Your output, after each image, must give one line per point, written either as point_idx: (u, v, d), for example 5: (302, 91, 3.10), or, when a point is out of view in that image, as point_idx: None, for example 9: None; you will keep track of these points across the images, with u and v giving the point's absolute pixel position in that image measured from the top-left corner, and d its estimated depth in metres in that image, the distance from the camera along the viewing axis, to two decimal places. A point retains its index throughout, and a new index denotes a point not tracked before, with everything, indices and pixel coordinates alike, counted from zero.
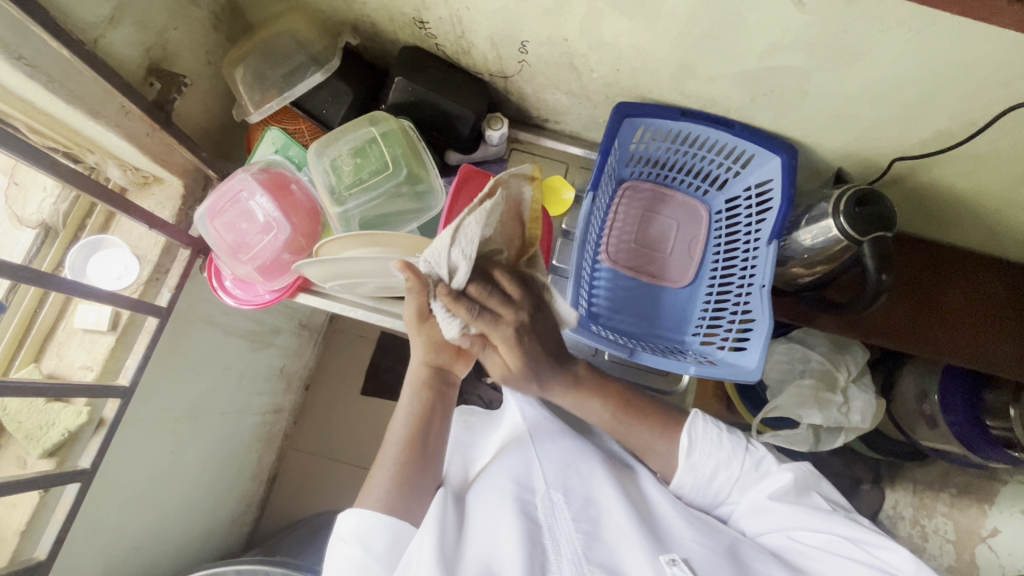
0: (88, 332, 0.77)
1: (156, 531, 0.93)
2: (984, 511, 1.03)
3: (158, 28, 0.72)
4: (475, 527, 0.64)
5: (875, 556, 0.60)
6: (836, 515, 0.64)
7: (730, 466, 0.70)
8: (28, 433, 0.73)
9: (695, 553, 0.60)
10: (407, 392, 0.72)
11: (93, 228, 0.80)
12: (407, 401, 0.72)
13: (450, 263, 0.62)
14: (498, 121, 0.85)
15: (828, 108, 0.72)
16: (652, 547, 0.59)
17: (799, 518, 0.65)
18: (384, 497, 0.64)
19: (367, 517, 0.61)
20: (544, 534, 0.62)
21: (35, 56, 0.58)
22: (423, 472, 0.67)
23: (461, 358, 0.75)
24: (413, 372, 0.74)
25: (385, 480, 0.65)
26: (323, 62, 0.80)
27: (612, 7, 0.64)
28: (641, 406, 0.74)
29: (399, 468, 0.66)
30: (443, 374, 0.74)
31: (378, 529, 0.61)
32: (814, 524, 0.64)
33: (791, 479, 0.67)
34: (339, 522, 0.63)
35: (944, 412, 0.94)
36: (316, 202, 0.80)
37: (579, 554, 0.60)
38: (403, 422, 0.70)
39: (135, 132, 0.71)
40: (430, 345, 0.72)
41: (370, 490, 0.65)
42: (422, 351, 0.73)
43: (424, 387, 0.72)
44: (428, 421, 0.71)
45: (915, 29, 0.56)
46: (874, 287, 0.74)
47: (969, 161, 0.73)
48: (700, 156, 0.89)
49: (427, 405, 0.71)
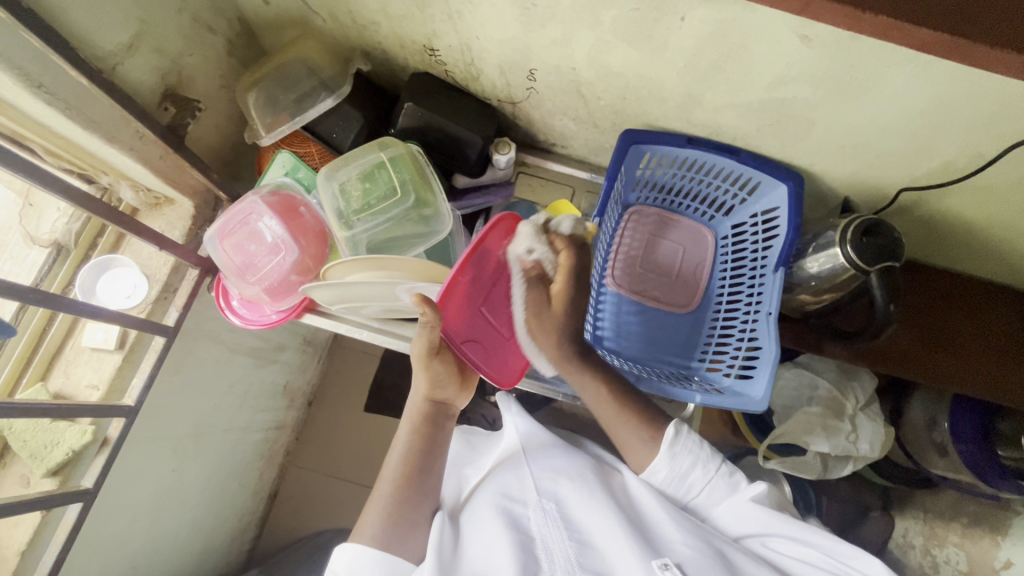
0: (95, 351, 0.78)
1: (154, 550, 0.93)
2: (997, 541, 1.00)
3: (174, 55, 0.74)
4: (469, 539, 0.64)
5: (851, 566, 0.59)
6: (817, 528, 0.63)
7: (707, 466, 0.68)
8: (32, 452, 0.73)
9: (688, 558, 0.58)
10: (405, 426, 0.71)
11: (104, 248, 0.81)
12: (405, 434, 0.71)
13: (530, 238, 0.70)
14: (506, 145, 0.86)
15: (834, 139, 0.72)
16: (644, 552, 0.57)
17: (776, 526, 0.64)
18: (379, 534, 0.63)
19: (361, 556, 0.60)
20: (536, 545, 0.61)
21: (55, 84, 0.59)
22: (417, 504, 0.66)
23: (461, 392, 0.74)
24: (414, 404, 0.72)
25: (378, 517, 0.64)
26: (335, 88, 0.82)
27: (619, 39, 0.65)
28: (636, 403, 0.73)
29: (392, 503, 0.65)
30: (444, 408, 0.73)
31: (370, 564, 0.60)
32: (794, 533, 0.63)
33: (765, 488, 0.67)
34: (334, 558, 0.62)
35: (954, 440, 0.92)
36: (324, 225, 0.81)
37: (570, 562, 0.59)
38: (399, 456, 0.69)
39: (148, 156, 0.73)
40: (433, 381, 0.71)
41: (365, 526, 0.64)
42: (423, 387, 0.71)
43: (425, 422, 0.71)
44: (425, 454, 0.69)
45: (920, 66, 0.56)
46: (883, 314, 0.72)
47: (977, 192, 0.73)
48: (707, 182, 0.89)
49: (424, 439, 0.70)
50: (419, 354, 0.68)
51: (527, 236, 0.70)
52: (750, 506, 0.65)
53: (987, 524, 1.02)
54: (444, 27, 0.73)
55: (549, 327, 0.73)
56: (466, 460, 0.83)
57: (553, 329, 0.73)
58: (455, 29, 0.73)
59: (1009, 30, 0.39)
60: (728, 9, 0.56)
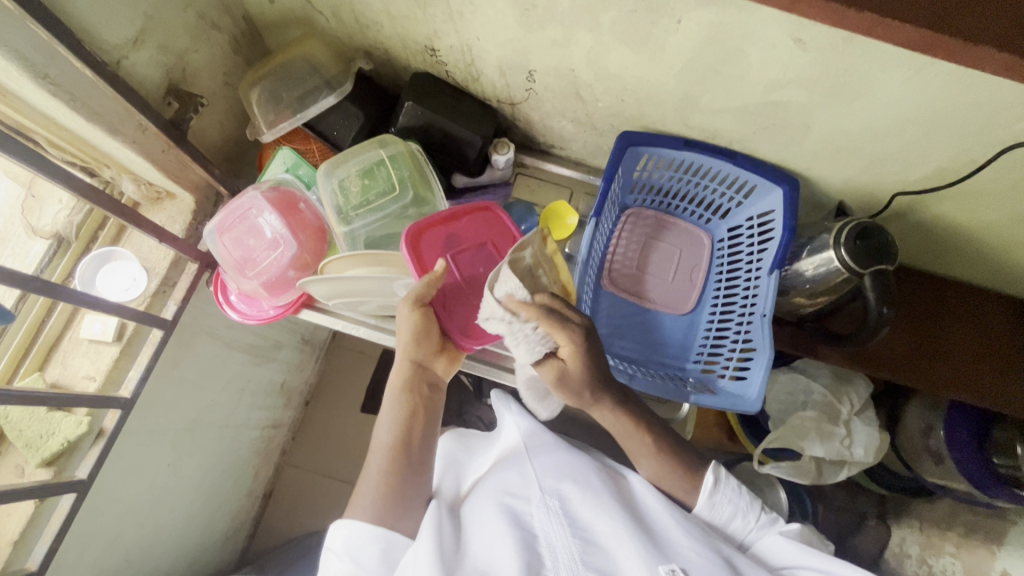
0: (93, 343, 0.79)
1: (148, 544, 0.93)
2: (992, 552, 1.00)
3: (179, 51, 0.75)
4: (472, 535, 0.64)
5: None
6: (839, 558, 0.62)
7: (747, 517, 0.69)
8: (28, 442, 0.73)
9: (694, 563, 0.58)
10: (390, 394, 0.70)
11: (104, 241, 0.82)
12: (390, 405, 0.70)
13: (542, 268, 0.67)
14: (504, 146, 0.87)
15: (828, 142, 0.73)
16: (651, 556, 0.57)
17: (804, 557, 0.63)
18: (372, 509, 0.62)
19: (357, 531, 0.60)
20: (539, 541, 0.61)
21: (61, 76, 0.60)
22: (416, 488, 0.65)
23: (444, 356, 0.74)
24: (398, 369, 0.71)
25: (372, 491, 0.64)
26: (336, 86, 0.83)
27: (618, 41, 0.66)
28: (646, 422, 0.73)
29: (386, 480, 0.64)
30: (427, 372, 0.72)
31: (369, 541, 0.59)
32: (818, 564, 0.62)
33: (797, 528, 0.67)
34: (331, 534, 0.61)
35: (950, 449, 0.91)
36: (323, 221, 0.81)
37: (575, 560, 0.59)
38: (388, 426, 0.68)
39: (151, 149, 0.74)
40: (416, 340, 0.70)
41: (357, 501, 0.64)
42: (406, 345, 0.70)
43: (409, 389, 0.70)
44: (413, 425, 0.69)
45: (911, 70, 0.57)
46: (876, 318, 0.73)
47: (970, 198, 0.74)
48: (703, 185, 0.90)
49: (412, 407, 0.69)
50: (406, 305, 0.69)
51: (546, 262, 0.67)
52: (776, 537, 0.67)
53: (984, 534, 1.03)
54: (445, 27, 0.74)
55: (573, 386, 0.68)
56: (464, 460, 0.83)
57: (580, 390, 0.68)
58: (456, 30, 0.74)
59: (997, 30, 0.40)
60: (724, 11, 0.56)
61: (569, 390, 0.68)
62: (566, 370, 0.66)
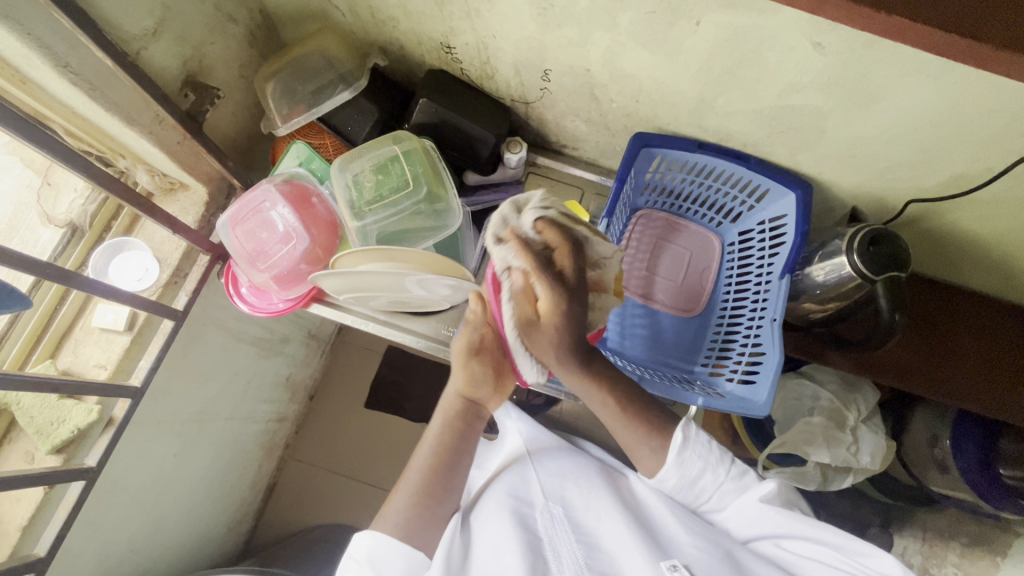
0: (105, 332, 0.79)
1: (153, 533, 0.93)
2: (996, 563, 1.01)
3: (196, 43, 0.75)
4: (479, 539, 0.64)
5: (865, 566, 0.59)
6: (825, 524, 0.63)
7: (717, 471, 0.67)
8: (39, 429, 0.74)
9: (696, 560, 0.59)
10: (439, 418, 0.70)
11: (118, 230, 0.82)
12: (437, 427, 0.70)
13: (546, 210, 0.64)
14: (517, 144, 0.88)
15: (843, 147, 0.72)
16: (653, 553, 0.57)
17: (788, 525, 0.64)
18: (401, 524, 0.61)
19: (380, 542, 0.59)
20: (545, 546, 0.62)
21: (81, 65, 0.61)
22: (440, 498, 0.65)
23: (496, 394, 0.73)
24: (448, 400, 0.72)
25: (403, 505, 0.63)
26: (352, 81, 0.84)
27: (634, 41, 0.66)
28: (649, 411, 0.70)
29: (418, 496, 0.64)
30: (478, 407, 0.73)
31: (394, 556, 0.58)
32: (803, 532, 0.63)
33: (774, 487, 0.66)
34: (354, 543, 0.60)
35: (958, 460, 0.91)
36: (336, 216, 0.82)
37: (579, 563, 0.59)
38: (431, 448, 0.68)
39: (166, 140, 0.74)
40: (470, 378, 0.71)
41: (387, 514, 0.63)
42: (460, 381, 0.71)
43: (459, 417, 0.71)
44: (457, 450, 0.68)
45: (929, 77, 0.57)
46: (887, 323, 0.73)
47: (985, 206, 0.73)
48: (714, 188, 0.90)
49: (459, 434, 0.69)
50: (461, 347, 0.70)
51: (547, 203, 0.64)
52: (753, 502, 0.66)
53: (987, 545, 1.04)
54: (462, 24, 0.74)
55: (543, 344, 0.66)
56: None
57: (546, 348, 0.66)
58: (472, 27, 0.74)
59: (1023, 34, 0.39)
60: (743, 14, 0.56)
61: (534, 344, 0.66)
62: (538, 321, 0.65)
